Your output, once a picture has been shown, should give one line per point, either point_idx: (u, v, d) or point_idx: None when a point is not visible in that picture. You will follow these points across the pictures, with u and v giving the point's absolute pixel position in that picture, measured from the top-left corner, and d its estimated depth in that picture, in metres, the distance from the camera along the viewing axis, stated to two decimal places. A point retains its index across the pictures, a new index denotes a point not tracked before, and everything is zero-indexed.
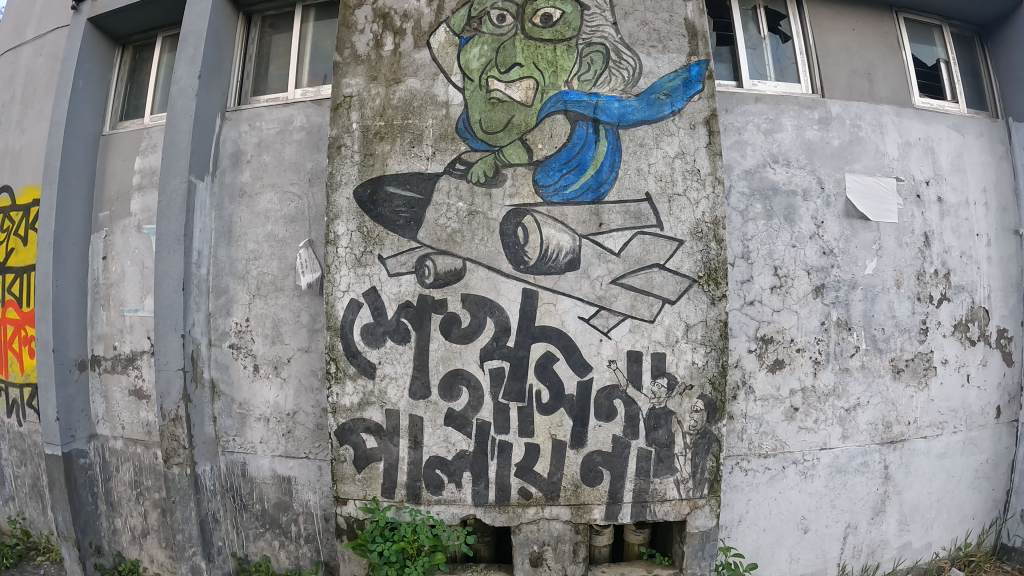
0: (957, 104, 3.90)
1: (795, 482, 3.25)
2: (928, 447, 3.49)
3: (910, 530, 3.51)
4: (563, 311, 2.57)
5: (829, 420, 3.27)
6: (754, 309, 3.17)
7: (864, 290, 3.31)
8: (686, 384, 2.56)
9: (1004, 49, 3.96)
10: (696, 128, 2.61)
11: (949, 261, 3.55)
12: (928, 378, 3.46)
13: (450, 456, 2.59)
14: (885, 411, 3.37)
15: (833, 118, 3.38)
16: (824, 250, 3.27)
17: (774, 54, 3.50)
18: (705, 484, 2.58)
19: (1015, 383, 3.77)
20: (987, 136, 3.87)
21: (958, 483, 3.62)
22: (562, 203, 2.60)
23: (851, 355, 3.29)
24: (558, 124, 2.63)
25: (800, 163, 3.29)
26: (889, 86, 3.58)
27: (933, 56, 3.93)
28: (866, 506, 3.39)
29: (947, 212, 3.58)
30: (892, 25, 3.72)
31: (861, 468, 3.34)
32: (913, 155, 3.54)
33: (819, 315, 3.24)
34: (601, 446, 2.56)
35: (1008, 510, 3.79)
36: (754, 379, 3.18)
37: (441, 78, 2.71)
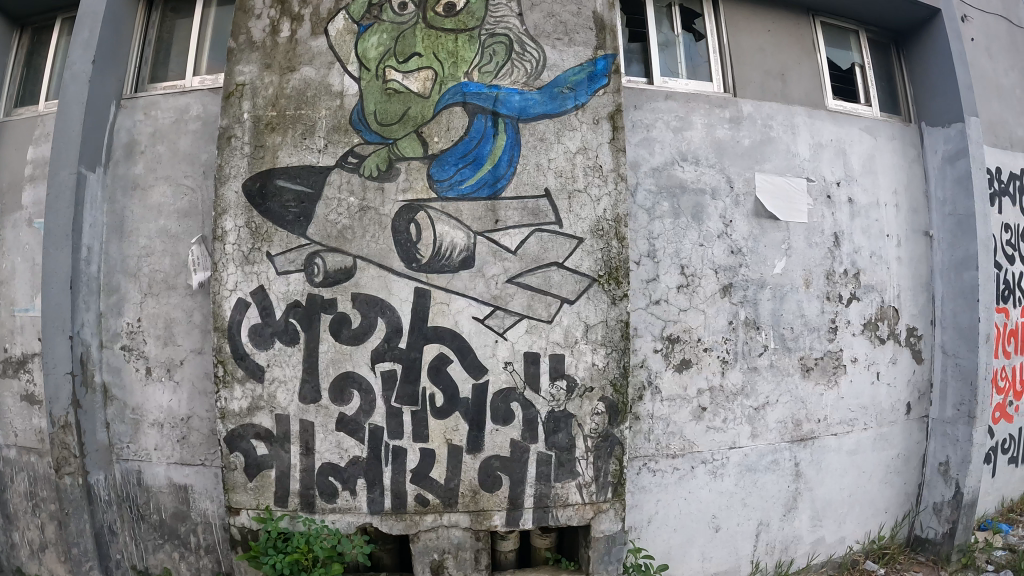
0: (871, 106, 3.95)
1: (705, 482, 3.23)
2: (838, 443, 3.52)
3: (823, 526, 3.54)
4: (457, 311, 2.49)
5: (737, 419, 3.26)
6: (661, 308, 3.14)
7: (772, 289, 3.33)
8: (586, 386, 2.50)
9: (917, 55, 4.04)
10: (599, 123, 2.57)
11: (859, 261, 3.59)
12: (838, 376, 3.49)
13: (343, 463, 2.51)
14: (794, 410, 3.38)
15: (745, 118, 3.38)
16: (732, 249, 3.27)
17: (687, 52, 3.48)
18: (609, 488, 2.53)
19: (923, 381, 3.85)
20: (899, 139, 3.94)
21: (869, 478, 3.67)
22: (457, 198, 2.52)
23: (759, 354, 3.29)
24: (455, 115, 2.55)
25: (709, 161, 3.27)
26: (802, 88, 3.60)
27: (848, 60, 3.99)
28: (777, 503, 3.40)
29: (857, 213, 3.62)
30: (808, 29, 3.76)
31: (771, 466, 3.35)
32: (825, 156, 3.57)
33: (727, 314, 3.24)
34: (499, 451, 2.48)
35: (920, 503, 3.88)
36: (660, 379, 3.14)
37: (336, 67, 2.61)
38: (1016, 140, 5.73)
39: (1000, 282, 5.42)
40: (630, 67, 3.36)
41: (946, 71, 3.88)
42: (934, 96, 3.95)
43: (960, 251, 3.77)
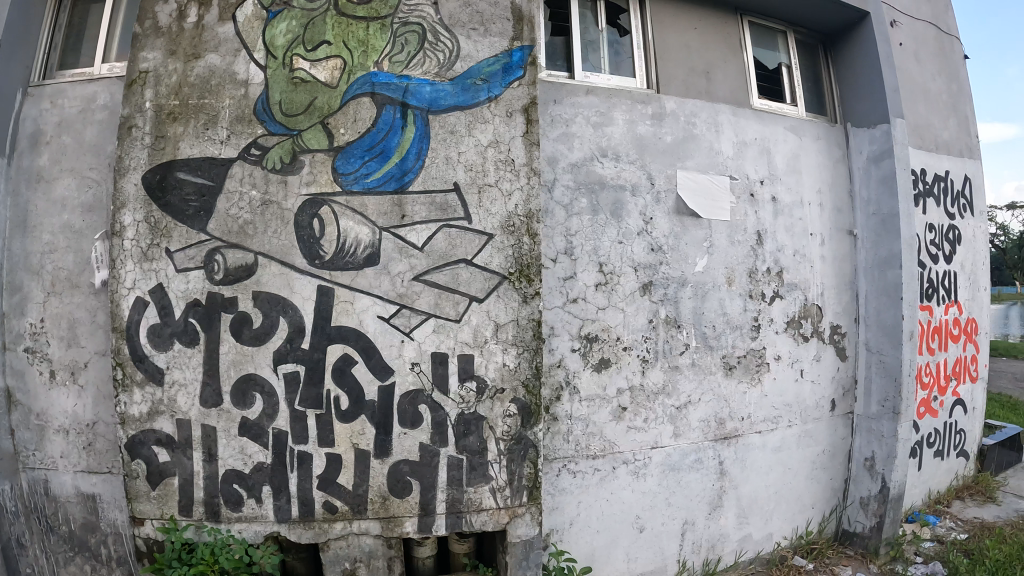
0: (795, 107, 3.98)
1: (627, 482, 3.21)
2: (762, 440, 3.56)
3: (749, 523, 3.58)
4: (361, 310, 2.45)
5: (659, 419, 3.27)
6: (578, 307, 3.11)
7: (693, 287, 3.37)
8: (497, 388, 2.49)
9: (844, 57, 4.09)
10: (513, 115, 2.55)
11: (782, 259, 3.66)
12: (760, 374, 3.55)
13: (247, 469, 2.43)
14: (716, 408, 3.41)
15: (668, 114, 3.38)
16: (652, 246, 3.28)
17: (612, 47, 3.44)
18: (524, 492, 2.53)
19: (847, 377, 3.92)
20: (824, 139, 3.99)
21: (794, 474, 3.71)
22: (362, 192, 2.48)
23: (680, 352, 3.32)
24: (362, 106, 2.51)
25: (630, 158, 3.27)
26: (727, 86, 3.62)
27: (775, 60, 3.99)
28: (702, 502, 3.41)
29: (781, 211, 3.69)
30: (737, 27, 3.75)
31: (694, 465, 3.37)
32: (748, 155, 3.61)
33: (647, 312, 3.25)
34: (408, 455, 2.44)
35: (847, 497, 3.94)
36: (578, 378, 3.11)
37: (243, 55, 2.54)
38: (941, 142, 5.87)
39: (925, 281, 5.53)
40: (552, 61, 3.30)
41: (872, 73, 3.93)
42: (860, 98, 4.00)
43: (883, 250, 3.83)
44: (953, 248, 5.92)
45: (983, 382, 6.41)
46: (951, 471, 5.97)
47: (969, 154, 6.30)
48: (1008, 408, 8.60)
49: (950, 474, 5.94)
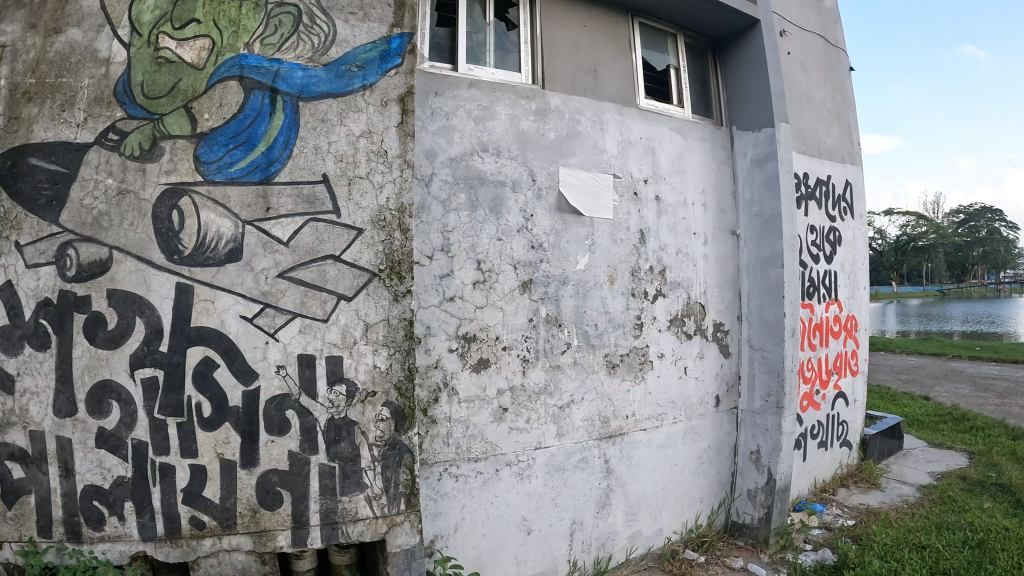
0: (683, 109, 4.59)
1: (511, 484, 3.63)
2: (648, 437, 4.22)
3: (637, 519, 4.19)
4: (223, 310, 2.50)
5: (541, 419, 3.75)
6: (455, 305, 3.49)
7: (575, 285, 3.91)
8: (368, 392, 2.59)
9: (732, 66, 4.80)
10: (387, 105, 2.71)
11: (665, 258, 4.34)
12: (644, 372, 4.21)
13: (107, 485, 2.43)
14: (601, 407, 3.99)
15: (552, 111, 3.84)
16: (533, 244, 3.76)
17: (499, 40, 3.81)
18: (401, 499, 2.62)
19: (731, 374, 4.73)
20: (709, 141, 4.67)
21: (682, 470, 4.41)
22: (225, 182, 2.55)
23: (562, 352, 3.84)
24: (229, 90, 2.59)
25: (512, 154, 3.69)
26: (614, 84, 4.14)
27: (663, 62, 4.56)
28: (590, 501, 3.94)
29: (664, 210, 4.34)
30: (626, 27, 4.26)
31: (579, 464, 3.89)
32: (633, 153, 4.20)
33: (528, 311, 3.73)
34: (276, 465, 2.50)
35: (735, 491, 4.74)
36: (457, 379, 3.49)
37: (106, 30, 2.58)
38: (824, 148, 6.13)
39: (806, 280, 5.73)
40: (437, 53, 3.63)
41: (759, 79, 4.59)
42: (747, 103, 4.69)
43: (765, 249, 4.58)
44: (834, 249, 6.18)
45: (864, 375, 6.74)
46: (836, 460, 6.23)
47: (852, 162, 6.61)
48: (887, 399, 9.09)
49: (834, 463, 6.20)
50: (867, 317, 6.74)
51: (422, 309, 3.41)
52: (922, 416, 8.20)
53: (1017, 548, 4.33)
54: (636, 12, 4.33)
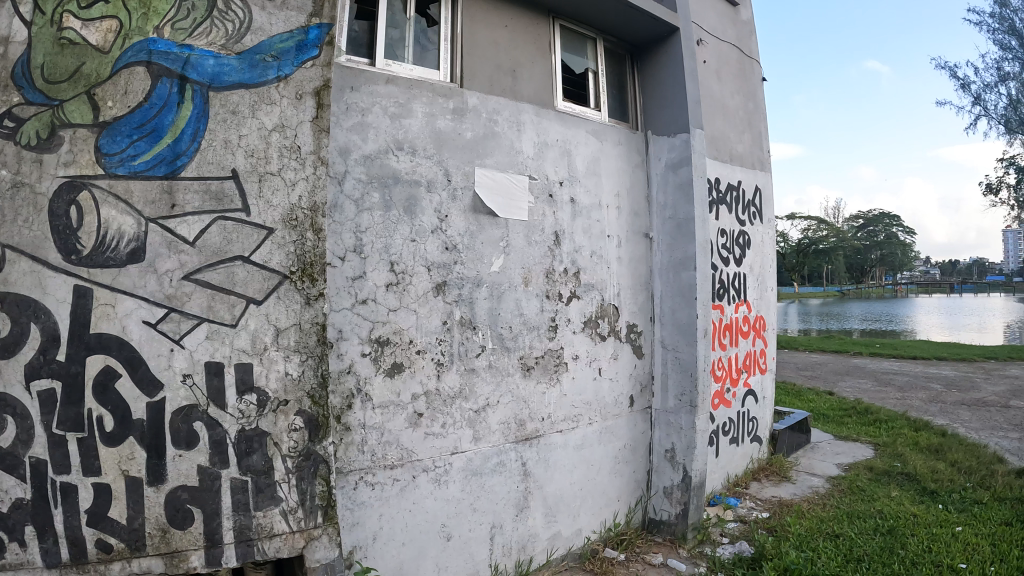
0: (600, 112, 4.84)
1: (429, 490, 3.59)
2: (565, 439, 4.30)
3: (557, 520, 4.26)
4: (124, 314, 2.39)
5: (457, 423, 3.74)
6: (367, 308, 3.40)
7: (489, 287, 3.95)
8: (279, 400, 2.58)
9: (650, 73, 5.12)
10: (303, 98, 2.75)
11: (579, 260, 4.49)
12: (559, 374, 4.31)
13: (4, 509, 2.21)
14: (517, 409, 4.05)
15: (469, 109, 3.88)
16: (447, 246, 3.75)
17: (417, 36, 3.83)
18: (319, 511, 2.60)
19: (645, 374, 4.98)
20: (624, 145, 4.90)
21: (599, 470, 4.55)
22: (128, 175, 2.46)
23: (477, 354, 3.87)
24: (136, 77, 2.52)
25: (428, 153, 3.68)
26: (531, 85, 4.25)
27: (582, 66, 4.80)
28: (509, 505, 3.97)
29: (579, 213, 4.49)
30: (547, 29, 4.43)
31: (496, 467, 3.91)
32: (549, 155, 4.32)
33: (442, 314, 3.72)
34: (185, 480, 2.40)
35: (651, 489, 4.95)
36: (370, 384, 3.39)
37: (6, 4, 2.37)
38: (735, 154, 6.29)
39: (716, 281, 5.85)
40: (354, 47, 3.58)
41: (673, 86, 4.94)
42: (662, 108, 4.99)
43: (677, 252, 4.86)
44: (743, 252, 6.33)
45: (772, 372, 6.94)
46: (747, 455, 6.38)
47: (761, 168, 6.80)
48: (792, 395, 9.41)
49: (746, 458, 6.36)
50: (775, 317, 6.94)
51: (335, 312, 3.29)
52: (826, 410, 8.55)
53: (923, 534, 4.53)
54: (558, 14, 4.52)
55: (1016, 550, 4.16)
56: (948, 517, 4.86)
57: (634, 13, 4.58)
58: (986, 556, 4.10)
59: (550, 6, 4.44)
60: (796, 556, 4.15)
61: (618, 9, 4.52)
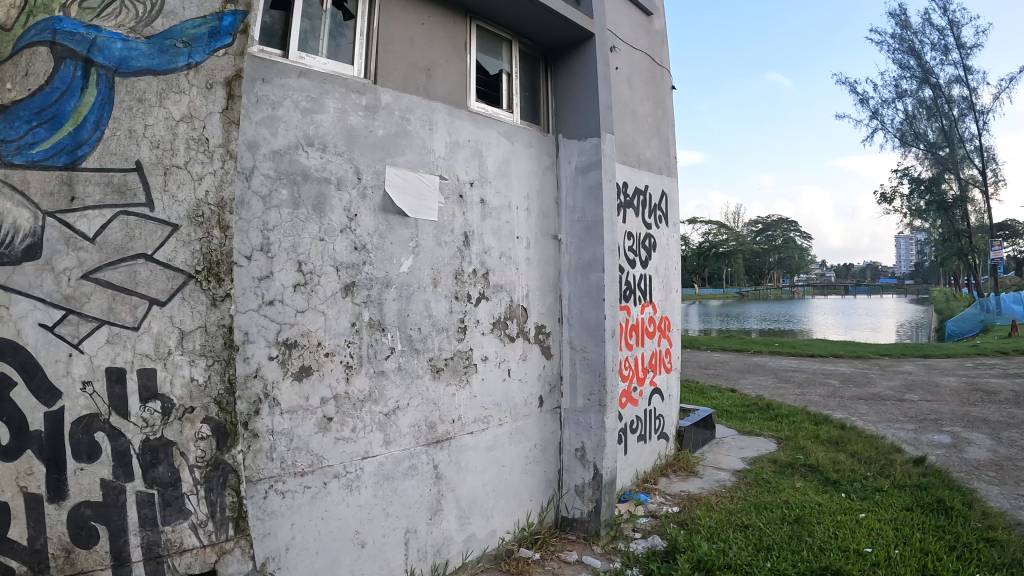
0: (511, 114, 4.85)
1: (341, 496, 3.47)
2: (476, 441, 4.28)
3: (470, 522, 4.22)
4: (18, 317, 2.18)
5: (368, 427, 3.63)
6: (275, 309, 3.26)
7: (398, 288, 3.85)
8: (185, 408, 2.45)
9: (563, 77, 5.21)
10: (213, 87, 2.64)
11: (488, 261, 4.47)
12: (469, 376, 4.28)
13: None
14: (428, 412, 3.98)
15: (382, 107, 3.78)
16: (356, 245, 3.63)
17: (333, 30, 3.71)
18: (230, 523, 2.49)
19: (554, 374, 5.03)
20: (536, 148, 4.94)
21: (510, 470, 4.54)
22: (26, 164, 2.27)
23: (387, 357, 3.77)
24: (39, 58, 2.35)
25: (339, 149, 3.55)
26: (445, 85, 4.22)
27: (496, 67, 4.79)
28: (422, 508, 3.90)
29: (489, 214, 4.48)
30: (463, 29, 4.42)
31: (409, 471, 3.83)
32: (460, 155, 4.28)
33: (351, 315, 3.60)
34: (88, 496, 2.22)
35: (562, 487, 4.99)
36: (277, 389, 3.25)
37: None
38: (643, 159, 6.40)
39: (624, 283, 5.93)
40: (267, 37, 3.42)
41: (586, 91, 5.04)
42: (574, 112, 5.09)
43: (586, 254, 4.95)
44: (649, 255, 6.44)
45: (677, 371, 7.09)
46: (655, 452, 6.51)
47: (668, 174, 6.95)
48: (696, 393, 9.67)
49: (653, 454, 6.48)
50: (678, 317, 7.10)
51: (241, 313, 3.13)
52: (730, 406, 8.81)
53: (828, 521, 4.72)
54: (474, 15, 4.53)
55: (917, 533, 4.38)
56: (852, 504, 5.08)
57: (550, 16, 4.65)
58: (889, 539, 4.30)
59: (467, 6, 4.43)
60: (708, 548, 4.25)
61: (534, 12, 4.57)
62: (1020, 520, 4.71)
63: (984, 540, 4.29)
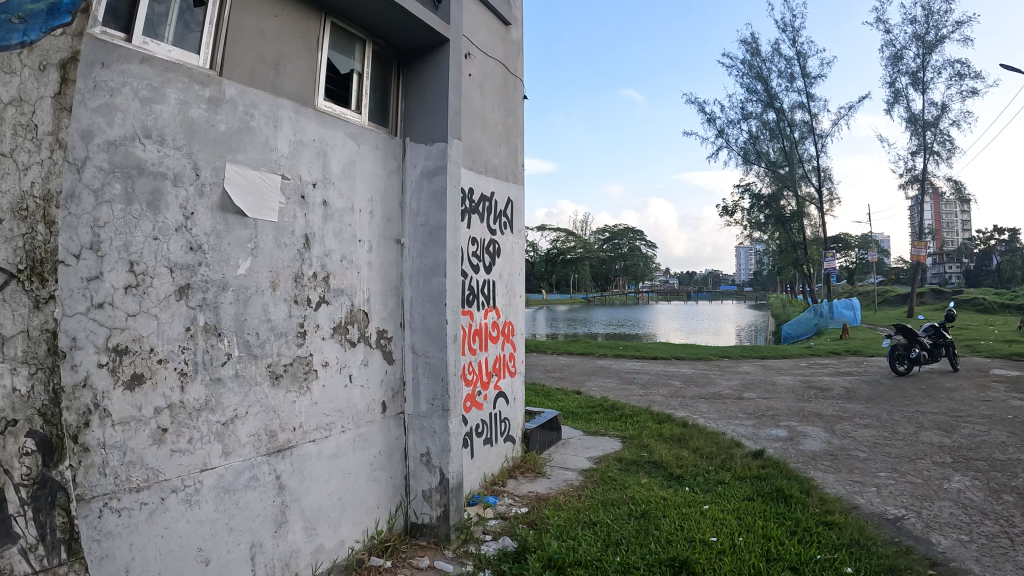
0: (360, 115, 4.74)
1: (180, 512, 3.26)
2: (318, 449, 4.13)
3: (318, 533, 4.08)
4: None
5: (205, 437, 3.43)
6: (104, 313, 3.01)
7: (235, 291, 3.65)
8: (10, 421, 2.20)
9: (415, 81, 5.19)
10: (46, 70, 2.43)
11: (329, 264, 4.31)
12: (309, 382, 4.11)
13: None
14: (266, 420, 3.79)
15: (226, 101, 3.59)
16: (192, 246, 3.42)
17: (180, 15, 3.49)
18: (61, 546, 2.30)
19: (397, 380, 4.94)
20: (381, 150, 4.87)
21: (355, 478, 4.44)
22: None
23: (223, 363, 3.55)
24: None
25: (177, 143, 3.34)
26: (294, 81, 4.07)
27: (347, 66, 4.68)
28: (268, 521, 3.73)
29: (331, 216, 4.33)
30: (316, 26, 4.29)
31: (251, 483, 3.65)
32: (304, 155, 4.13)
33: (185, 320, 3.37)
34: None
35: (410, 493, 4.94)
36: (109, 399, 3.01)
37: None
38: (490, 166, 6.48)
39: (466, 287, 5.97)
40: (111, 17, 3.16)
41: (437, 96, 5.06)
42: (423, 117, 5.09)
43: (429, 258, 4.96)
44: (493, 260, 6.52)
45: (521, 374, 7.20)
46: (502, 454, 6.59)
47: (514, 181, 7.07)
48: (542, 396, 9.88)
49: (500, 457, 6.55)
50: (523, 322, 7.22)
51: (67, 317, 2.87)
52: (577, 408, 9.08)
53: (674, 514, 4.98)
54: (330, 11, 4.42)
55: (758, 521, 4.74)
56: (697, 497, 5.40)
57: (404, 18, 4.63)
58: (732, 528, 4.61)
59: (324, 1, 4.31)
60: (558, 546, 4.36)
61: (389, 12, 4.53)
62: (855, 503, 5.20)
63: (823, 524, 4.68)
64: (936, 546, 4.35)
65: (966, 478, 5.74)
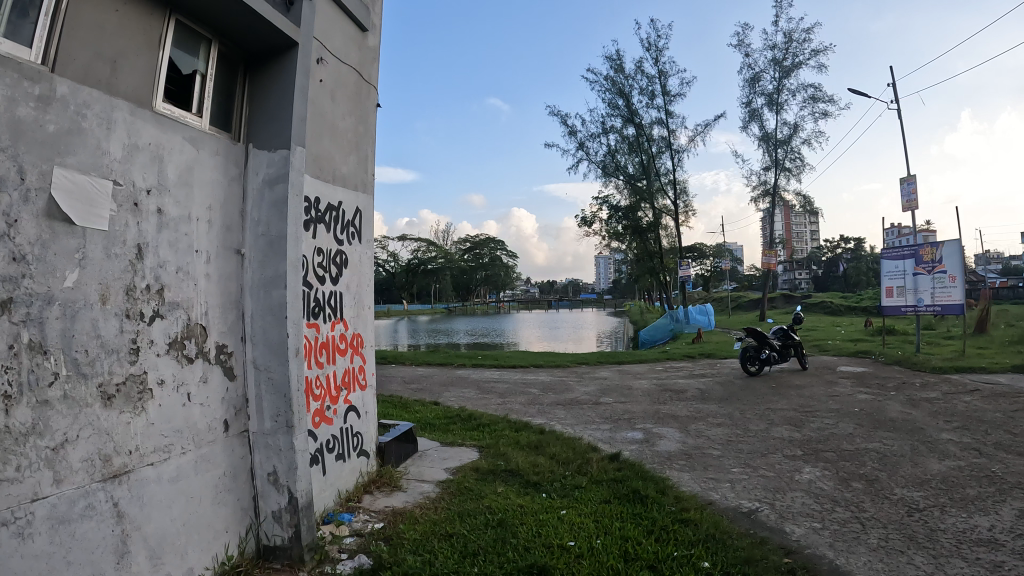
0: (202, 118, 4.49)
1: (13, 548, 2.95)
2: (157, 472, 3.84)
3: (162, 562, 3.81)
4: None
5: (35, 465, 3.11)
6: None
7: (62, 305, 3.33)
8: None
9: (262, 86, 4.99)
10: None
11: (164, 276, 4.03)
12: (144, 403, 3.82)
13: None
14: (100, 444, 3.48)
15: (57, 99, 3.30)
16: (15, 256, 3.09)
17: (10, 5, 3.19)
18: None
19: (238, 397, 4.68)
20: (222, 156, 4.63)
21: (199, 502, 4.17)
22: None
23: (50, 384, 3.23)
24: None
25: (1, 144, 3.03)
26: (131, 80, 3.80)
27: (191, 66, 4.43)
28: (107, 553, 3.44)
29: (165, 225, 4.06)
30: (158, 23, 4.04)
31: (87, 512, 3.34)
32: (139, 159, 3.85)
33: (7, 337, 3.04)
34: None
35: (260, 515, 4.70)
36: None
37: None
38: (338, 175, 6.33)
39: (311, 300, 5.79)
40: None
41: (286, 102, 4.89)
42: (271, 122, 4.90)
43: (269, 270, 4.77)
44: (339, 271, 6.37)
45: (372, 387, 7.07)
46: (356, 470, 6.43)
47: (363, 190, 6.95)
48: (399, 408, 9.74)
49: (354, 473, 6.38)
50: (372, 334, 7.09)
51: None
52: (434, 419, 9.04)
53: (532, 520, 5.06)
54: (174, 8, 4.17)
55: (615, 522, 4.91)
56: (554, 503, 5.51)
57: (254, 19, 4.46)
58: (590, 531, 4.75)
59: None
60: (413, 561, 4.32)
61: (238, 12, 4.35)
62: (711, 499, 5.52)
63: (678, 521, 4.92)
64: (792, 534, 4.69)
65: (815, 468, 6.23)
